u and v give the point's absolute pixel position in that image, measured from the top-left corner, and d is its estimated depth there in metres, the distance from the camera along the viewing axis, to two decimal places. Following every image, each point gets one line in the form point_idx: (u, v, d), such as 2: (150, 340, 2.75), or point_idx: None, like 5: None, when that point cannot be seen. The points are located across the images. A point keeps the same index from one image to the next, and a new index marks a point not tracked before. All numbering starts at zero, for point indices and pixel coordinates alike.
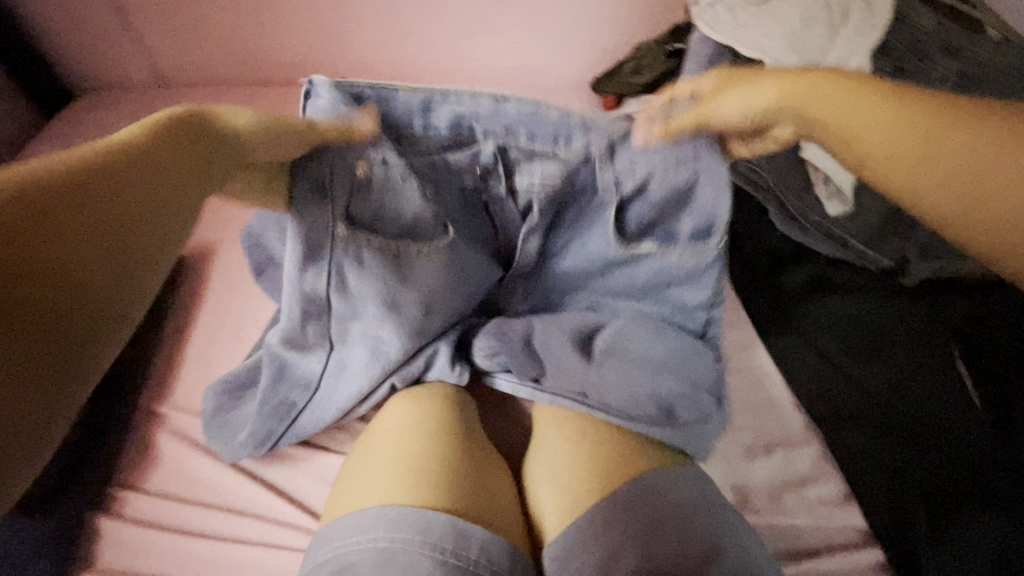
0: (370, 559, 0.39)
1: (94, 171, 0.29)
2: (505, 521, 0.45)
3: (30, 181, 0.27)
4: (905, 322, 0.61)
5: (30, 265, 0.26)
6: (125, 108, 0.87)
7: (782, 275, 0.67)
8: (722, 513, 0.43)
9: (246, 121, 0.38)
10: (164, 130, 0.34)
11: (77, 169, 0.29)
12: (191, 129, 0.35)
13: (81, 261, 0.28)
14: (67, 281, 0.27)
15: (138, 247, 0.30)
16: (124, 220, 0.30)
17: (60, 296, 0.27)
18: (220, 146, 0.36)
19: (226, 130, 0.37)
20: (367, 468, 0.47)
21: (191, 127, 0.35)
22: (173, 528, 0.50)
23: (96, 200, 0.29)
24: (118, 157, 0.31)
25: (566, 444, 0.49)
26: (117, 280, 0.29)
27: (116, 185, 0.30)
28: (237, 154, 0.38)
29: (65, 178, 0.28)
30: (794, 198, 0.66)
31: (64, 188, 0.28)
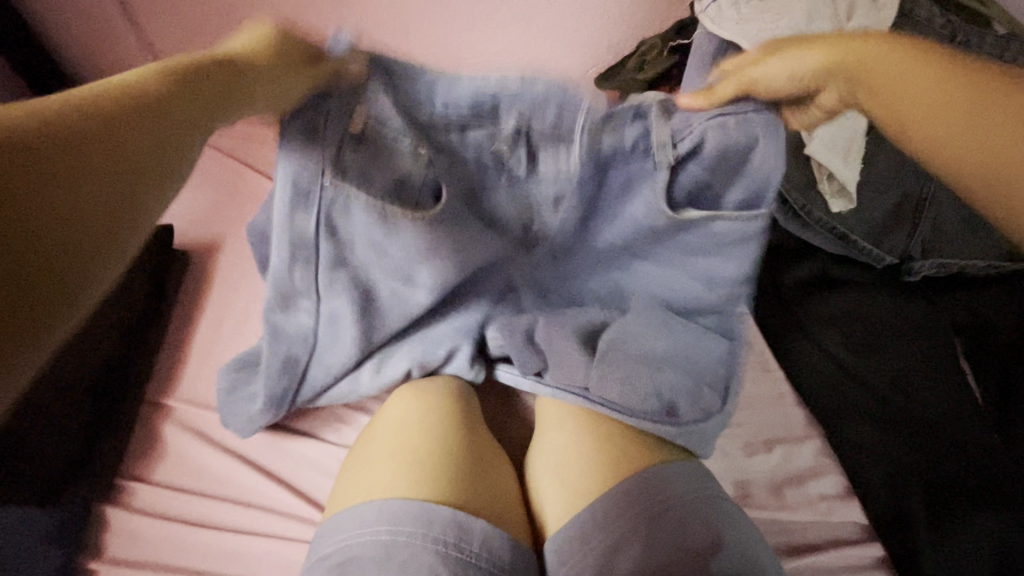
0: (374, 553, 0.40)
1: (129, 106, 0.25)
2: (507, 514, 0.46)
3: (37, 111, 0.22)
4: (908, 318, 0.61)
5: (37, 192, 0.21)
6: None
7: (785, 271, 0.67)
8: (723, 507, 0.43)
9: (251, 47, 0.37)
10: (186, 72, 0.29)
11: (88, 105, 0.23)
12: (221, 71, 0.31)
13: (85, 221, 0.22)
14: (65, 247, 0.21)
15: (133, 196, 0.24)
16: (149, 162, 0.24)
17: (80, 238, 0.22)
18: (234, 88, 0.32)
19: (213, 74, 0.31)
20: (370, 462, 0.47)
21: (225, 67, 0.32)
22: (180, 519, 0.51)
23: (91, 141, 0.22)
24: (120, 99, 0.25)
25: (568, 439, 0.50)
26: (96, 221, 0.22)
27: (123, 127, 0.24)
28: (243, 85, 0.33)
29: (82, 103, 0.23)
30: (796, 195, 0.64)
31: (58, 125, 0.22)
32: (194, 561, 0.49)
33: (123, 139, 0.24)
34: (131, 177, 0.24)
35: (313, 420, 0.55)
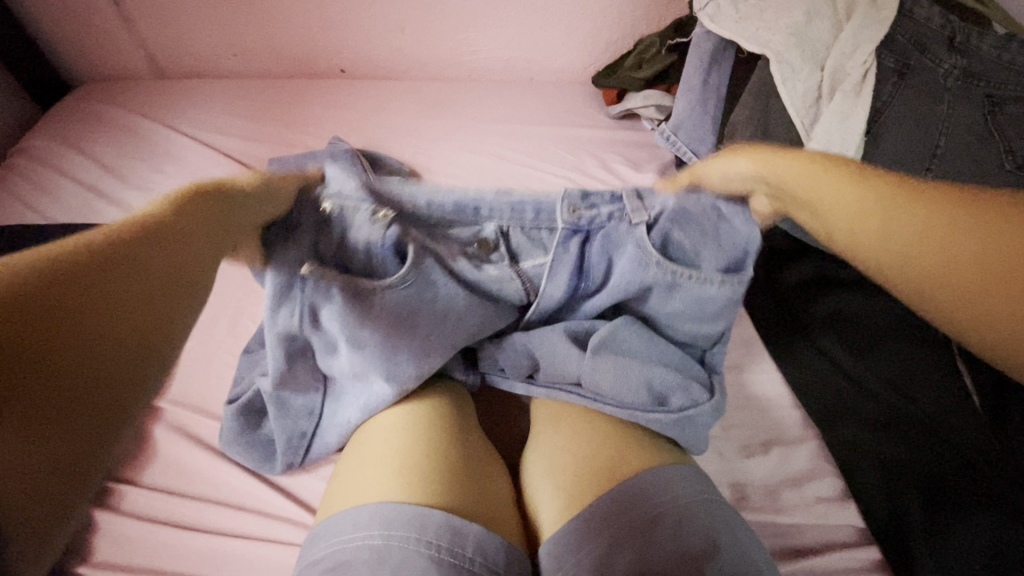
0: (365, 557, 0.39)
1: (105, 250, 0.29)
2: (501, 519, 0.45)
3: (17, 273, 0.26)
4: (906, 321, 0.61)
5: (36, 332, 0.25)
6: (123, 101, 0.86)
7: (782, 275, 0.68)
8: (719, 511, 0.43)
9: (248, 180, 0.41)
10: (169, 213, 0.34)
11: (75, 256, 0.28)
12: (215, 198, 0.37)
13: (86, 364, 0.27)
14: (58, 370, 0.26)
15: (155, 326, 0.30)
16: (152, 300, 0.30)
17: (81, 387, 0.26)
18: (218, 205, 0.37)
19: (184, 201, 0.35)
20: (363, 465, 0.46)
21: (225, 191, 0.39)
22: (170, 523, 0.50)
23: (73, 294, 0.27)
24: (101, 246, 0.29)
25: (564, 441, 0.49)
26: (115, 372, 0.27)
27: (121, 263, 0.30)
28: (233, 212, 0.38)
29: (81, 249, 0.29)
30: None
31: (49, 276, 0.27)
32: (181, 565, 0.48)
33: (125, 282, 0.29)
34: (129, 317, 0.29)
35: None
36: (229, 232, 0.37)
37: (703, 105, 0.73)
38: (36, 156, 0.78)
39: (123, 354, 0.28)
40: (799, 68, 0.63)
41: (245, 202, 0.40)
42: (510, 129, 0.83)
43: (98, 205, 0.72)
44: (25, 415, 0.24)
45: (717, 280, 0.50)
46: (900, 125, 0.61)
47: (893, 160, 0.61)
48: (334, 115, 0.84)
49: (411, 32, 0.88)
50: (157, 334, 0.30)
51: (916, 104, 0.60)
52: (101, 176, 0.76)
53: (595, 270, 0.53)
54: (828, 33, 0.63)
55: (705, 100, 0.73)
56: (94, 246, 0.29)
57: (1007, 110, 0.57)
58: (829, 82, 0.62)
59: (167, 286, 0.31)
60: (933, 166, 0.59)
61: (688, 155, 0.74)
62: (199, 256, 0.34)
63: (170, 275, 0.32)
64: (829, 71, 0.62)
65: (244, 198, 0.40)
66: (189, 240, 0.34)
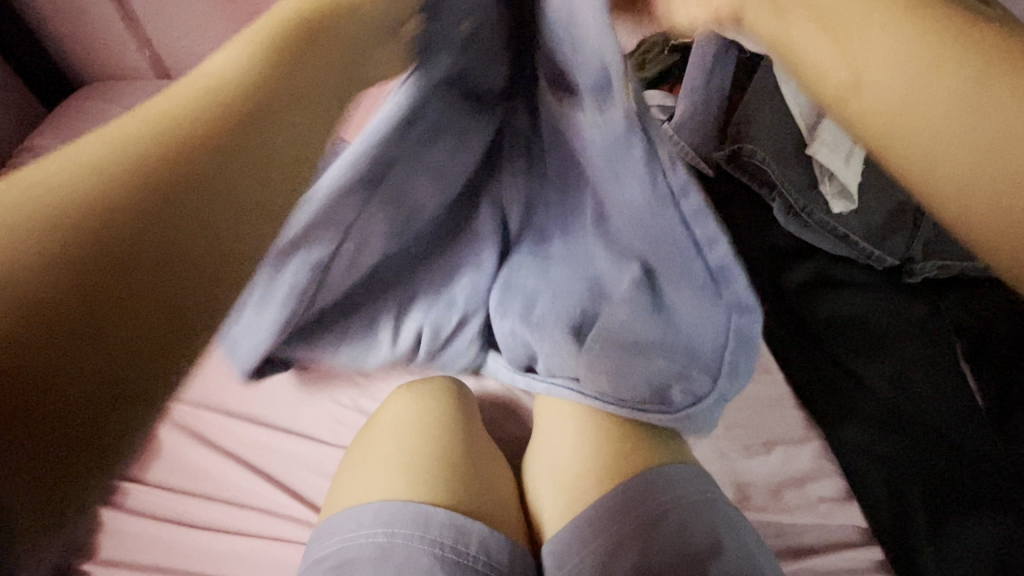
0: (370, 554, 0.39)
1: (175, 137, 0.23)
2: (504, 517, 0.45)
3: (108, 186, 0.21)
4: (909, 319, 0.60)
5: (104, 272, 0.19)
6: (128, 100, 0.87)
7: (787, 274, 0.66)
8: (723, 510, 0.43)
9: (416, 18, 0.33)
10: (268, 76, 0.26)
11: (149, 168, 0.21)
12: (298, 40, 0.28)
13: (152, 304, 0.20)
14: (98, 335, 0.19)
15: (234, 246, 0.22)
16: (221, 207, 0.22)
17: (136, 342, 0.19)
18: (306, 59, 0.27)
19: (268, 55, 0.26)
20: (367, 462, 0.47)
21: (314, 30, 0.28)
22: (174, 520, 0.51)
23: (142, 212, 0.21)
24: (199, 137, 0.23)
25: (567, 440, 0.49)
26: (168, 314, 0.20)
27: (194, 172, 0.22)
28: (325, 72, 0.28)
29: (157, 178, 0.21)
30: (797, 196, 0.64)
31: (123, 196, 0.21)
32: (186, 562, 0.48)
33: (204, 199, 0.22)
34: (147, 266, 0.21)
35: (311, 422, 0.55)
36: (320, 101, 0.27)
37: None
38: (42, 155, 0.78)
39: (196, 288, 0.21)
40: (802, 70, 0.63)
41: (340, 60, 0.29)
42: None
43: None
44: (66, 368, 0.18)
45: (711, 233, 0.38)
46: None
47: None
48: None
49: None
50: (226, 247, 0.22)
51: None
52: None
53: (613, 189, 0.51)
54: None
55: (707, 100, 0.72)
56: (174, 169, 0.22)
57: None
58: None
59: (240, 191, 0.23)
60: None
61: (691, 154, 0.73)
62: (296, 142, 0.26)
63: (253, 169, 0.24)
64: None
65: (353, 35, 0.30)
66: (281, 118, 0.25)
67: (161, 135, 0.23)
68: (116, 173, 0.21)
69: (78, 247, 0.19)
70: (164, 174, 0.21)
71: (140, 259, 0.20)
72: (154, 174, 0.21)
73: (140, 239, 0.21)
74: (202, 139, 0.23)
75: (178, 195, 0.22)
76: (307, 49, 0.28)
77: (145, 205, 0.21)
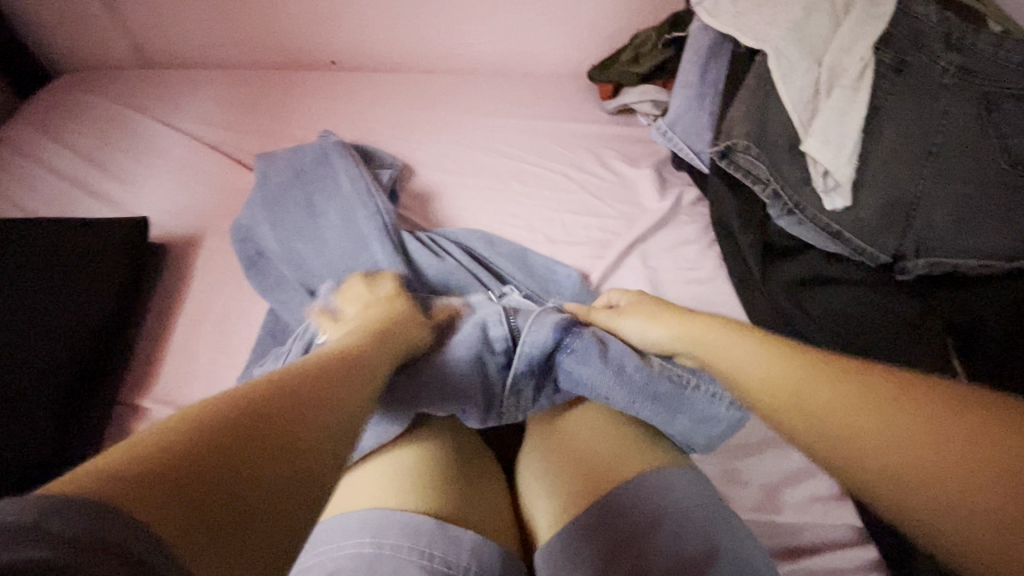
0: (356, 564, 0.37)
1: (270, 403, 0.29)
2: (497, 526, 0.44)
3: (217, 418, 0.26)
4: (901, 320, 0.60)
5: (231, 463, 0.24)
6: (106, 90, 0.84)
7: (777, 271, 0.66)
8: (722, 515, 0.41)
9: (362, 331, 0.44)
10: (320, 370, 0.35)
11: (250, 400, 0.28)
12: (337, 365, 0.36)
13: (215, 455, 0.24)
14: (239, 494, 0.24)
15: (305, 469, 0.27)
16: (286, 445, 0.27)
17: (242, 509, 0.24)
18: (337, 379, 0.35)
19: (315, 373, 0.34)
20: (354, 469, 0.45)
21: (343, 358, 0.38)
22: None
23: (255, 442, 0.26)
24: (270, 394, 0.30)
25: (573, 443, 0.49)
26: (277, 499, 0.25)
27: (289, 407, 0.30)
28: (355, 379, 0.36)
29: (180, 459, 0.23)
30: (791, 193, 0.64)
31: (221, 435, 0.25)
32: None
33: (205, 545, 0.22)
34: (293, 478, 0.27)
35: None
36: (348, 403, 0.34)
37: (700, 101, 0.73)
38: (15, 147, 0.76)
39: (291, 491, 0.26)
40: (797, 65, 0.62)
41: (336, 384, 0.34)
42: (506, 123, 0.81)
43: (80, 199, 0.70)
44: (211, 488, 0.23)
45: (727, 399, 0.49)
46: (897, 121, 0.60)
47: (888, 158, 0.61)
48: (327, 108, 0.82)
49: (403, 26, 0.87)
50: (299, 447, 0.28)
51: (913, 100, 0.60)
52: (82, 169, 0.73)
53: (582, 369, 0.49)
54: (826, 29, 0.63)
55: (703, 96, 0.73)
56: (205, 445, 0.24)
57: (1003, 108, 0.58)
58: (826, 79, 0.62)
59: (306, 403, 0.31)
60: (930, 162, 0.59)
61: (687, 151, 0.73)
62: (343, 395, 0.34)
63: (300, 455, 0.28)
64: (826, 69, 0.61)
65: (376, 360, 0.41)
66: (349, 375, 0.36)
67: (195, 478, 0.23)
68: (223, 416, 0.26)
69: (197, 477, 0.23)
70: (250, 433, 0.26)
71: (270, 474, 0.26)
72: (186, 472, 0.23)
73: (264, 457, 0.26)
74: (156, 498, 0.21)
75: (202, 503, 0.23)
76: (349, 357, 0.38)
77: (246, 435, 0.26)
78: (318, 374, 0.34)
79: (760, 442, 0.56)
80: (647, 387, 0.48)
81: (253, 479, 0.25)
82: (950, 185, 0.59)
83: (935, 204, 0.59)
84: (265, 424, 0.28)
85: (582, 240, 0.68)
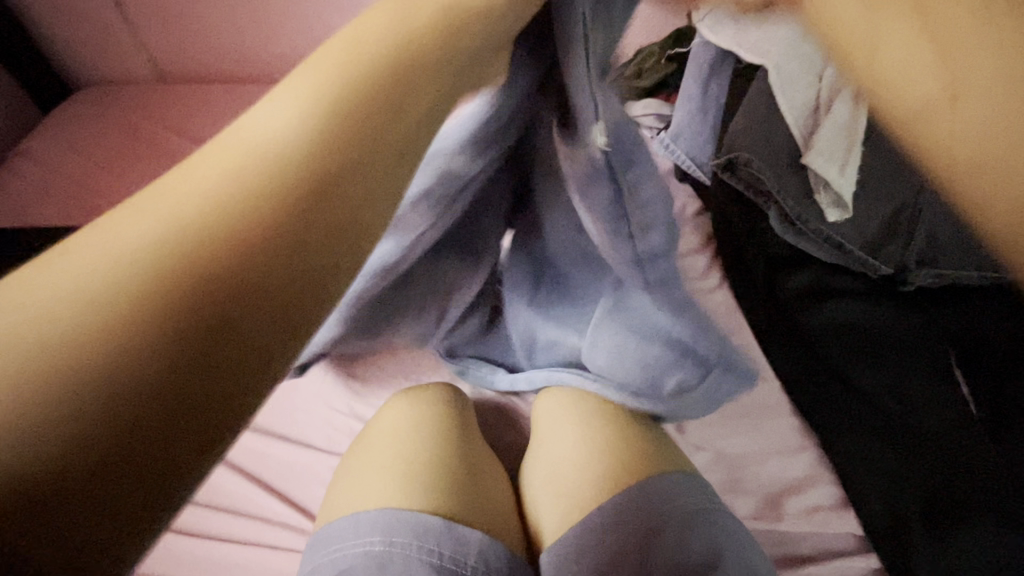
0: (366, 562, 0.38)
1: (172, 287, 0.19)
2: (504, 528, 0.45)
3: (81, 347, 0.17)
4: (907, 335, 0.61)
5: (76, 474, 0.16)
6: (125, 103, 0.87)
7: (780, 282, 0.67)
8: (723, 520, 0.42)
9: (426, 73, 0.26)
10: (260, 189, 0.21)
11: (150, 292, 0.18)
12: (314, 176, 0.22)
13: (83, 473, 0.16)
14: (98, 497, 0.16)
15: (222, 408, 0.18)
16: (209, 377, 0.18)
17: (115, 521, 0.16)
18: (311, 207, 0.21)
19: (244, 199, 0.21)
20: (361, 472, 0.46)
21: (325, 182, 0.22)
22: (169, 528, 0.50)
23: (127, 408, 0.17)
24: (189, 271, 0.19)
25: (570, 462, 0.48)
26: (146, 491, 0.16)
27: (233, 297, 0.19)
28: (332, 205, 0.22)
29: (35, 468, 0.15)
30: (793, 204, 0.65)
31: (79, 392, 0.17)
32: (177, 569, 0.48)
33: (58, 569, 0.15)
34: (250, 353, 0.19)
35: (308, 428, 0.56)
36: (314, 263, 0.21)
37: (703, 115, 0.74)
38: (38, 159, 0.78)
39: (152, 484, 0.17)
40: (798, 80, 0.64)
41: (265, 213, 0.21)
42: None
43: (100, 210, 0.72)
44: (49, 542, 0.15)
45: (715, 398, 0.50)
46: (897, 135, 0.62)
47: (889, 172, 0.63)
48: None
49: None
50: (217, 391, 0.18)
51: None
52: (103, 181, 0.76)
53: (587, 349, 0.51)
54: None
55: (706, 110, 0.75)
56: (57, 431, 0.16)
57: None
58: (827, 93, 0.63)
59: (257, 274, 0.20)
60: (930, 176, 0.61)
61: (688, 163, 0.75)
62: (323, 237, 0.21)
63: (215, 366, 0.18)
64: (827, 83, 0.62)
65: (376, 171, 0.23)
66: (325, 205, 0.22)
67: (43, 526, 0.15)
68: (75, 362, 0.17)
69: (41, 486, 0.15)
70: (139, 356, 0.17)
71: (269, 316, 0.20)
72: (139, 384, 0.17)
73: (144, 414, 0.17)
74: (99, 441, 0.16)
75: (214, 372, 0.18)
76: (326, 161, 0.22)
77: (206, 285, 0.19)
78: (267, 189, 0.21)
79: (763, 452, 0.56)
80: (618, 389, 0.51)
81: (155, 475, 0.17)
82: None
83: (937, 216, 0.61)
84: (132, 390, 0.17)
85: None
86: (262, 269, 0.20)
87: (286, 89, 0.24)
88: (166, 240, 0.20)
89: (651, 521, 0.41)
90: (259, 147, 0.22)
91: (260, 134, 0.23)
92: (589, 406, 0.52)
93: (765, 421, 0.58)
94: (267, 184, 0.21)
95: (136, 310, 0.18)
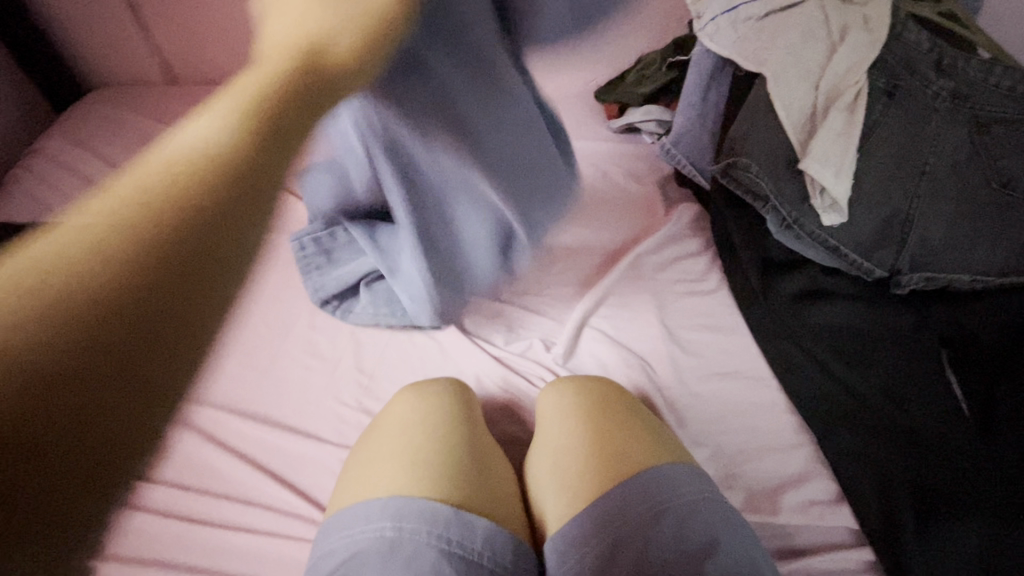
0: (378, 547, 0.40)
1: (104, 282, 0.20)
2: (510, 517, 0.46)
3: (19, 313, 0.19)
4: (898, 335, 0.63)
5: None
6: (138, 104, 0.89)
7: (779, 282, 0.69)
8: (724, 510, 0.43)
9: (343, 54, 0.26)
10: (182, 191, 0.22)
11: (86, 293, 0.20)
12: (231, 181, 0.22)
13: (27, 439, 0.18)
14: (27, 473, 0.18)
15: (152, 386, 0.20)
16: (126, 356, 0.20)
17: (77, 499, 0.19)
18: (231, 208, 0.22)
19: (158, 196, 0.22)
20: (370, 462, 0.47)
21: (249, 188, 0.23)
22: (178, 514, 0.51)
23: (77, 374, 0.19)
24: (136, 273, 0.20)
25: (575, 456, 0.49)
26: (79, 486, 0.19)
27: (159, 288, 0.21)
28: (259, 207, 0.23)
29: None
30: (790, 209, 0.67)
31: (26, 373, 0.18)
32: (189, 556, 0.49)
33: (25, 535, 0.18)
34: (157, 342, 0.20)
35: (317, 422, 0.57)
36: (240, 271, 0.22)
37: (703, 122, 0.77)
38: (53, 158, 0.80)
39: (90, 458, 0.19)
40: (795, 87, 0.64)
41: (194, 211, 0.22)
42: None
43: None
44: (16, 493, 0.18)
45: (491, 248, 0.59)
46: (891, 142, 0.63)
47: (884, 176, 0.63)
48: None
49: None
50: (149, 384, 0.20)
51: (907, 123, 0.63)
52: None
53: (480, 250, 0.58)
54: (822, 53, 0.65)
55: (704, 116, 0.77)
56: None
57: (992, 132, 0.61)
58: (824, 100, 0.64)
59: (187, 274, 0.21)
60: (924, 181, 0.62)
61: (689, 168, 0.79)
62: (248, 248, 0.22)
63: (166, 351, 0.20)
64: (824, 90, 0.64)
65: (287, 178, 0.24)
66: (261, 222, 0.23)
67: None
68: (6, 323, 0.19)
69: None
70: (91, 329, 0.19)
71: (187, 315, 0.21)
72: (83, 329, 0.19)
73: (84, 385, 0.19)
74: (61, 364, 0.19)
75: (161, 340, 0.20)
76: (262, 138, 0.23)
77: (139, 280, 0.20)
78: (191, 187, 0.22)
79: (761, 447, 0.58)
80: (491, 267, 0.61)
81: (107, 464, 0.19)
82: (943, 202, 0.62)
83: (931, 220, 0.62)
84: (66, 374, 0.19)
85: (592, 252, 0.71)
86: (182, 269, 0.21)
87: (211, 110, 0.24)
88: (93, 247, 0.20)
89: (651, 512, 0.43)
90: (184, 154, 0.23)
91: (185, 135, 0.24)
92: (591, 402, 0.53)
93: (762, 418, 0.60)
94: (180, 183, 0.22)
95: (80, 298, 0.20)
